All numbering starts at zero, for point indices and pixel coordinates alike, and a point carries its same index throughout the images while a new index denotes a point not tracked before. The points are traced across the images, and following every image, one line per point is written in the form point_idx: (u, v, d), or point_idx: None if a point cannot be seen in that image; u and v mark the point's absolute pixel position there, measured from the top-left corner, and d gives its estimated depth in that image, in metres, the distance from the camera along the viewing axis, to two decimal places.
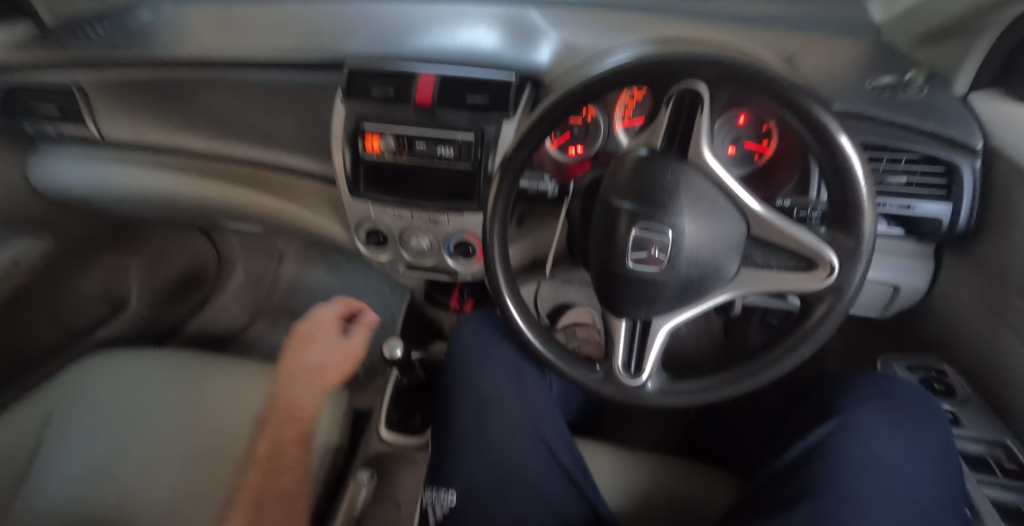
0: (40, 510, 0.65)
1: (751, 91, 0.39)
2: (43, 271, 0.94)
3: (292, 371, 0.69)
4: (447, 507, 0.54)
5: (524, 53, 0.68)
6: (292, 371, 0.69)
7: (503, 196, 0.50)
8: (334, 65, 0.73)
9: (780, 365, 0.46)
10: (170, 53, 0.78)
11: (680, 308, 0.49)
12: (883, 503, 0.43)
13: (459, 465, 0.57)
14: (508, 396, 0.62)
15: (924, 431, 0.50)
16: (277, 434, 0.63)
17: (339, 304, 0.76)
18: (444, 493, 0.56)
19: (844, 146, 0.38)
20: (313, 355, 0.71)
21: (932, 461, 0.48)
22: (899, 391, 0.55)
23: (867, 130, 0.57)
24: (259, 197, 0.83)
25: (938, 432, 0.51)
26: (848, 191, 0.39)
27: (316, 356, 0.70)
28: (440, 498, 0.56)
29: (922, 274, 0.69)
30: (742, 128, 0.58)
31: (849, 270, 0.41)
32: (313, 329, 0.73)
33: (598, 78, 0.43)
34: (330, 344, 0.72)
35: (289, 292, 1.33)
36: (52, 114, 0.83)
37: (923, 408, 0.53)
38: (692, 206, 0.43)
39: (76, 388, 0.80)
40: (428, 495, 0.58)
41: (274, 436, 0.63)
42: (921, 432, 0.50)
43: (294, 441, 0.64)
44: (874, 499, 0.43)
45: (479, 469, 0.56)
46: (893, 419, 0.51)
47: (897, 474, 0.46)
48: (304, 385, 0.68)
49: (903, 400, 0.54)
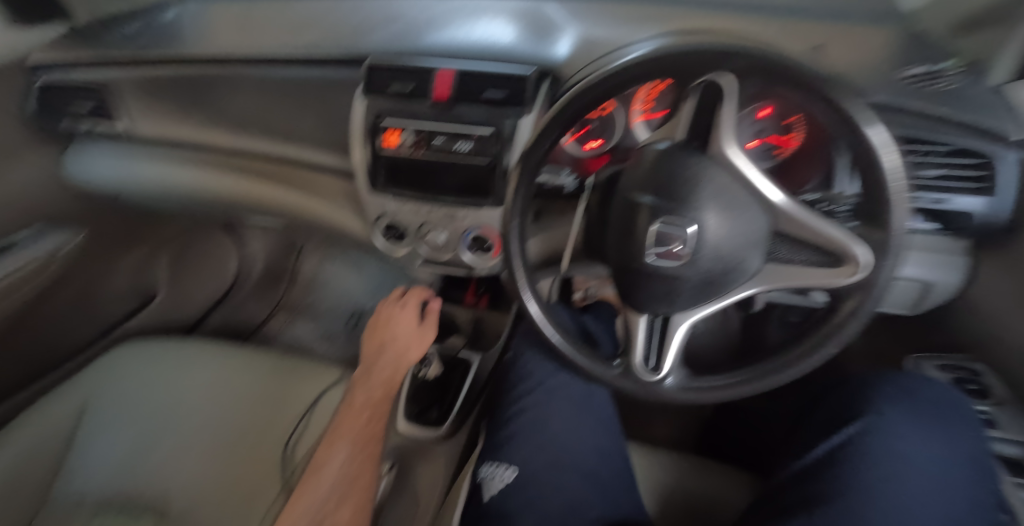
0: (77, 494, 0.68)
1: (778, 82, 0.38)
2: (75, 265, 0.96)
3: (381, 344, 0.82)
4: (507, 478, 0.60)
5: (542, 46, 0.68)
6: (380, 345, 0.81)
7: (522, 190, 0.50)
8: (354, 62, 0.73)
9: (805, 363, 0.45)
10: (195, 52, 0.79)
11: (700, 304, 0.48)
12: (919, 507, 0.44)
13: (518, 449, 0.63)
14: (566, 394, 0.67)
15: (956, 434, 0.52)
16: (362, 398, 0.75)
17: (417, 291, 0.86)
18: (503, 469, 0.61)
19: (874, 138, 0.37)
20: (395, 336, 0.82)
21: (965, 465, 0.49)
22: (930, 394, 0.56)
23: (903, 124, 0.55)
24: (280, 192, 0.84)
25: (970, 434, 0.52)
26: (878, 184, 0.38)
27: (398, 337, 0.82)
28: (499, 474, 0.61)
29: (955, 270, 0.68)
30: (765, 121, 0.54)
31: (880, 266, 0.40)
32: (395, 311, 0.84)
33: (616, 71, 0.42)
34: (409, 328, 0.82)
35: (308, 287, 1.35)
36: (87, 111, 0.85)
37: (954, 411, 0.55)
38: (714, 200, 0.42)
39: (107, 374, 0.83)
40: (485, 470, 0.63)
41: (360, 399, 0.75)
42: (952, 435, 0.51)
43: (372, 404, 0.75)
44: (911, 504, 0.44)
45: (537, 456, 0.62)
46: (924, 422, 0.52)
47: (929, 478, 0.47)
48: (390, 357, 0.80)
49: (934, 402, 0.55)
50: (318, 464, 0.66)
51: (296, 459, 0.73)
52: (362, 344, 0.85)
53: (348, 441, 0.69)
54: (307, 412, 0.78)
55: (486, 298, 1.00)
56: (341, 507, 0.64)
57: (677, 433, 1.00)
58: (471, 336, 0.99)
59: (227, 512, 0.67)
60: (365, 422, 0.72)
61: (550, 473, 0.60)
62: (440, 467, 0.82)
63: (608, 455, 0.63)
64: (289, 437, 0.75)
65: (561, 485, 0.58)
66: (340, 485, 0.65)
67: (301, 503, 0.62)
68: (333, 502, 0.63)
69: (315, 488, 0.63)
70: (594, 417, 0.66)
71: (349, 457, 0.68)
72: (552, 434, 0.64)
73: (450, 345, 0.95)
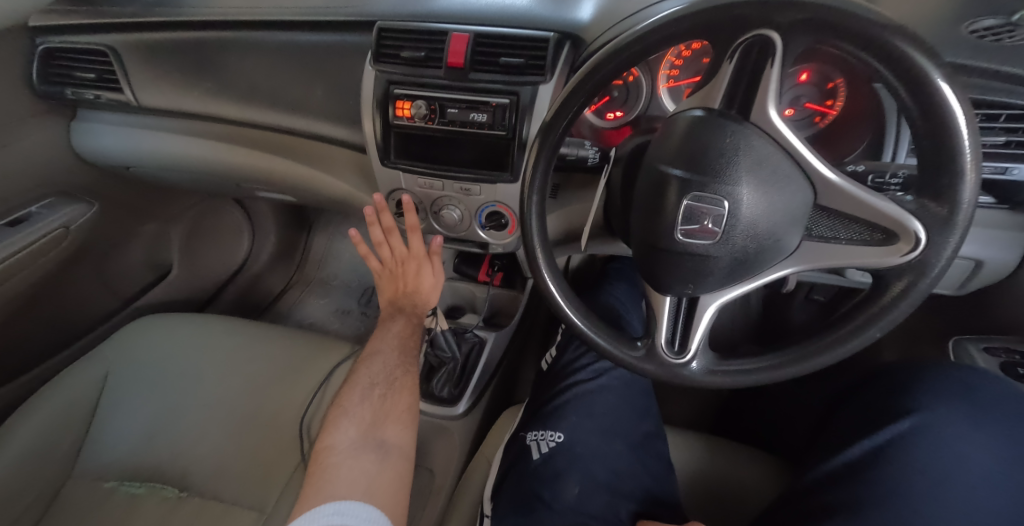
0: (102, 465, 0.69)
1: (837, 38, 0.34)
2: (92, 237, 0.96)
3: (405, 289, 0.77)
4: (553, 441, 0.64)
5: (564, 7, 0.63)
6: (404, 290, 0.77)
7: (543, 163, 0.47)
8: (364, 26, 0.70)
9: (847, 346, 0.42)
10: (199, 15, 0.76)
11: (731, 285, 0.45)
12: (977, 509, 0.48)
13: (563, 417, 0.67)
14: (606, 380, 0.71)
15: (1014, 429, 0.54)
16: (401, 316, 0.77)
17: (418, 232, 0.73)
18: (549, 433, 0.65)
19: (946, 98, 0.33)
20: (420, 284, 0.77)
21: (1020, 463, 0.52)
22: (985, 387, 0.58)
23: (966, 83, 0.52)
24: (290, 166, 0.82)
25: None
26: (946, 154, 0.34)
27: (420, 285, 0.77)
28: (544, 437, 0.65)
29: (1013, 249, 0.67)
30: (806, 87, 0.52)
31: (940, 244, 0.36)
32: (409, 260, 0.75)
33: (651, 30, 0.38)
34: (429, 279, 0.77)
35: (321, 262, 1.37)
36: (93, 79, 0.83)
37: (1010, 404, 0.57)
38: (753, 172, 0.39)
39: (124, 346, 0.83)
40: (531, 435, 0.67)
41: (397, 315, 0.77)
42: (1010, 429, 0.54)
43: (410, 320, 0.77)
44: (969, 507, 0.48)
45: (583, 428, 0.66)
46: (980, 419, 0.55)
47: (985, 479, 0.50)
48: (418, 302, 0.77)
49: (990, 397, 0.57)
50: (374, 351, 0.72)
51: (313, 434, 0.73)
52: (377, 287, 0.79)
53: (398, 337, 0.74)
54: (322, 386, 0.78)
55: (501, 278, 0.94)
56: (406, 376, 0.70)
57: (691, 413, 1.00)
58: (487, 314, 0.96)
59: (248, 485, 0.67)
60: (410, 328, 0.76)
61: (595, 441, 0.65)
62: (456, 444, 0.81)
63: (640, 437, 0.67)
64: (305, 410, 0.75)
65: (605, 451, 0.65)
66: (401, 360, 0.72)
67: (372, 367, 0.70)
68: (399, 370, 0.70)
69: (382, 360, 0.70)
70: (633, 401, 0.71)
71: (402, 347, 0.73)
72: (601, 407, 0.68)
73: (464, 324, 0.93)
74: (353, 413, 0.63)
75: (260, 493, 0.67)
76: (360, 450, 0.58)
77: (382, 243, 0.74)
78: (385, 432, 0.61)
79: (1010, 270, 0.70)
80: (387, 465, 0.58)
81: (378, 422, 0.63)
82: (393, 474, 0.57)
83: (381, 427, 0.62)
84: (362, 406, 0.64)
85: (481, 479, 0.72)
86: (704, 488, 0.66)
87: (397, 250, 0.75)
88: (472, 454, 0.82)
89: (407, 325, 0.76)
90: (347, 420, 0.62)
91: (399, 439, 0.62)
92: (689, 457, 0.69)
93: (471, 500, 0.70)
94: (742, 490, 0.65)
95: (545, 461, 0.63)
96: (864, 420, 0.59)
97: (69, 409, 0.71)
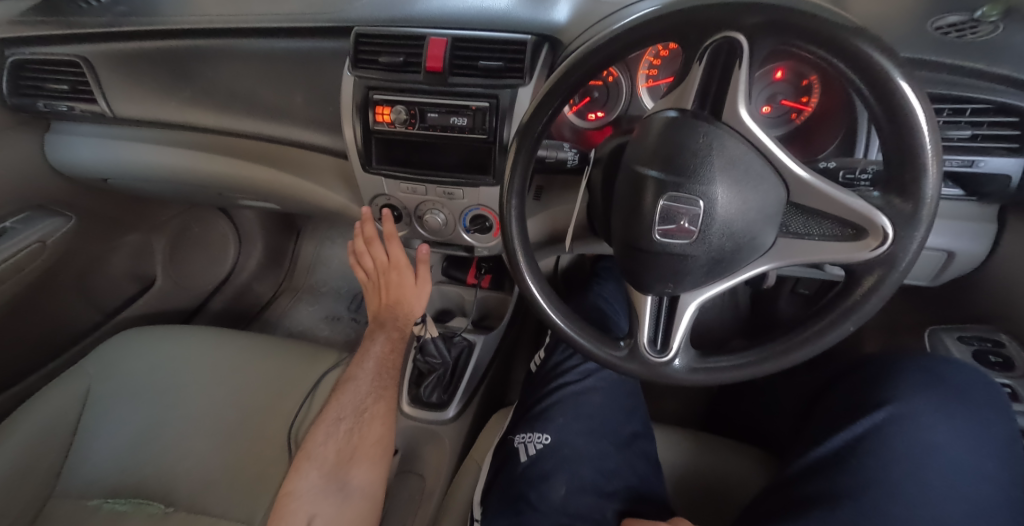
0: (85, 481, 0.68)
1: (799, 39, 0.34)
2: (70, 250, 0.95)
3: (388, 301, 0.78)
4: (541, 443, 0.65)
5: (540, 10, 0.63)
6: (387, 302, 0.78)
7: (520, 167, 0.47)
8: (341, 32, 0.69)
9: (822, 340, 0.43)
10: (174, 24, 0.75)
11: (710, 283, 0.45)
12: (949, 495, 0.49)
13: (551, 419, 0.67)
14: (593, 381, 0.71)
15: (985, 415, 0.56)
16: (383, 334, 0.78)
17: (397, 240, 0.75)
18: (537, 435, 0.66)
19: (908, 97, 0.33)
20: (404, 295, 0.77)
21: (992, 448, 0.53)
22: (959, 375, 0.59)
23: (927, 79, 0.53)
24: (272, 174, 0.81)
25: (999, 415, 0.56)
26: (908, 149, 0.35)
27: (403, 296, 0.77)
28: (531, 439, 0.66)
29: (983, 239, 0.69)
30: (781, 84, 0.54)
31: (905, 239, 0.37)
32: (390, 270, 0.75)
33: (622, 32, 0.39)
34: (412, 290, 0.76)
35: (309, 269, 1.37)
36: (65, 91, 0.81)
37: (982, 391, 0.59)
38: (725, 172, 0.39)
39: (107, 361, 0.82)
40: (520, 437, 0.67)
41: (379, 333, 0.79)
42: (982, 416, 0.56)
43: (393, 338, 0.79)
44: (942, 492, 0.49)
45: (570, 430, 0.66)
46: (955, 407, 0.56)
47: (958, 465, 0.51)
48: (401, 316, 0.78)
49: (964, 385, 0.58)
50: (352, 376, 0.75)
51: (299, 438, 0.74)
52: (365, 296, 0.81)
53: (376, 360, 0.76)
54: (310, 395, 0.78)
55: (489, 279, 0.94)
56: (377, 404, 0.73)
57: (681, 409, 1.01)
58: (476, 316, 0.97)
59: (236, 496, 0.67)
60: (393, 348, 0.78)
61: (582, 440, 0.65)
62: (446, 449, 0.82)
63: (628, 437, 0.67)
64: (293, 417, 0.75)
65: (592, 451, 0.65)
66: (374, 387, 0.74)
67: (344, 397, 0.72)
68: (369, 400, 0.72)
69: (354, 390, 0.72)
70: (620, 399, 0.71)
71: (378, 371, 0.76)
72: (588, 408, 0.68)
73: (452, 327, 0.93)
74: (316, 454, 0.64)
75: (247, 505, 0.66)
76: (322, 494, 0.62)
77: (365, 252, 0.76)
78: (349, 473, 0.65)
79: (982, 259, 0.72)
80: (347, 506, 0.63)
81: (343, 462, 0.66)
82: (353, 518, 0.62)
83: (346, 468, 0.65)
84: (326, 443, 0.66)
85: (470, 484, 0.72)
86: (692, 485, 0.67)
87: (378, 260, 0.76)
88: (463, 456, 0.82)
89: (387, 345, 0.78)
90: (308, 463, 0.63)
91: (363, 481, 0.66)
92: (677, 453, 0.69)
93: (460, 503, 0.70)
94: (729, 486, 0.65)
95: (532, 462, 0.63)
96: (844, 411, 0.60)
97: (51, 425, 0.70)
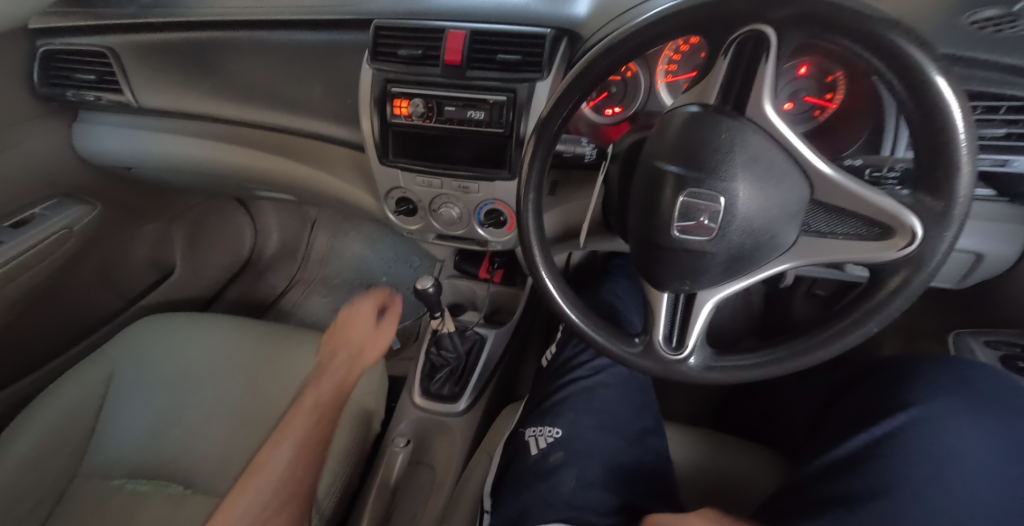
0: (110, 461, 0.70)
1: (830, 32, 0.34)
2: (94, 238, 0.97)
3: (334, 347, 0.73)
4: (551, 437, 0.65)
5: (560, 3, 0.63)
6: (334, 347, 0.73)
7: (538, 162, 0.47)
8: (361, 24, 0.69)
9: (844, 340, 0.42)
10: (198, 16, 0.76)
11: (729, 281, 0.45)
12: (973, 496, 0.48)
13: (561, 413, 0.68)
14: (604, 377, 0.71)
15: (1012, 421, 0.55)
16: (311, 400, 0.67)
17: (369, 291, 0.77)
18: (547, 429, 0.66)
19: (943, 93, 0.33)
20: (354, 338, 0.72)
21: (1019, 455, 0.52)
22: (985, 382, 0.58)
23: (962, 75, 0.52)
24: (292, 165, 0.82)
25: None
26: (941, 145, 0.34)
27: (353, 339, 0.72)
28: (542, 433, 0.66)
29: (1012, 241, 0.67)
30: (804, 80, 0.52)
31: (936, 237, 0.36)
32: (344, 316, 0.74)
33: (645, 26, 0.38)
34: (366, 333, 0.73)
35: (322, 261, 1.35)
36: (92, 81, 0.83)
37: (1009, 398, 0.57)
38: (748, 168, 0.39)
39: (132, 345, 0.83)
40: (530, 431, 0.68)
41: (307, 402, 0.67)
42: (1009, 422, 0.54)
43: (323, 404, 0.67)
44: (966, 493, 0.48)
45: (582, 422, 0.66)
46: (980, 413, 0.55)
47: (982, 469, 0.50)
48: (344, 362, 0.71)
49: (989, 392, 0.57)
50: (262, 463, 0.59)
51: None
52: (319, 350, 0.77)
53: (294, 442, 0.61)
54: None
55: (501, 275, 0.95)
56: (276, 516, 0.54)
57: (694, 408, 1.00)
58: (487, 311, 0.97)
59: None
60: (324, 418, 0.65)
61: (594, 436, 0.65)
62: (457, 441, 0.82)
63: (638, 436, 0.66)
64: None
65: (605, 447, 0.64)
66: (281, 489, 0.57)
67: (243, 501, 0.55)
68: (270, 508, 0.55)
69: (255, 492, 0.56)
70: (631, 396, 0.71)
71: (292, 459, 0.60)
72: (601, 403, 0.68)
73: (465, 321, 0.93)
74: None
75: None
76: None
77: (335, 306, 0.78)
78: None
79: (1010, 264, 0.70)
80: None
81: None
82: None
83: None
84: None
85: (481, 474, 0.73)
86: (705, 483, 0.66)
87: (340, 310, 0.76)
88: (474, 449, 0.82)
89: (309, 421, 0.64)
90: None
91: None
92: (689, 452, 0.69)
93: (471, 493, 0.71)
94: (742, 487, 0.65)
95: (543, 455, 0.64)
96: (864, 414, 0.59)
97: (76, 407, 0.72)
